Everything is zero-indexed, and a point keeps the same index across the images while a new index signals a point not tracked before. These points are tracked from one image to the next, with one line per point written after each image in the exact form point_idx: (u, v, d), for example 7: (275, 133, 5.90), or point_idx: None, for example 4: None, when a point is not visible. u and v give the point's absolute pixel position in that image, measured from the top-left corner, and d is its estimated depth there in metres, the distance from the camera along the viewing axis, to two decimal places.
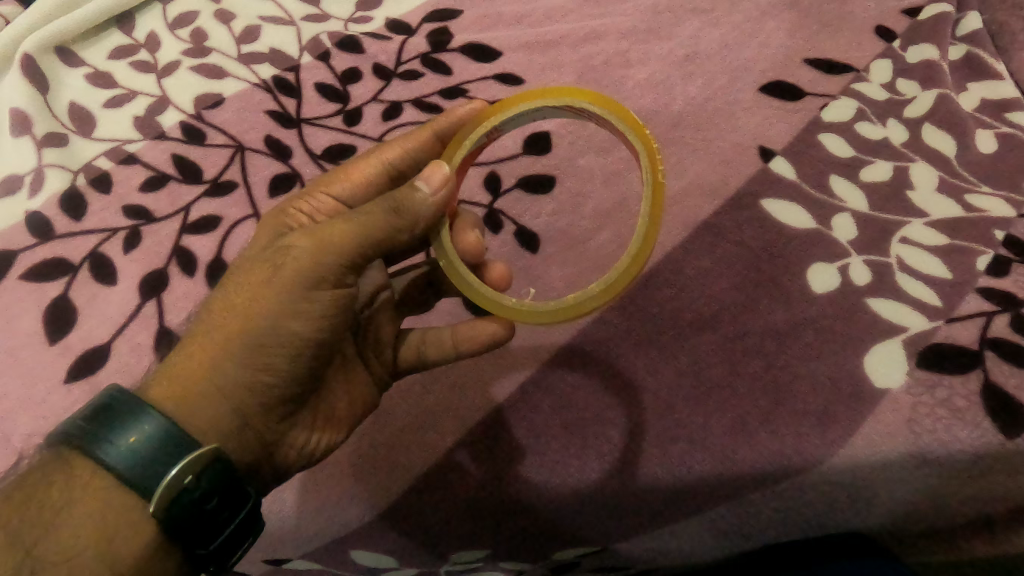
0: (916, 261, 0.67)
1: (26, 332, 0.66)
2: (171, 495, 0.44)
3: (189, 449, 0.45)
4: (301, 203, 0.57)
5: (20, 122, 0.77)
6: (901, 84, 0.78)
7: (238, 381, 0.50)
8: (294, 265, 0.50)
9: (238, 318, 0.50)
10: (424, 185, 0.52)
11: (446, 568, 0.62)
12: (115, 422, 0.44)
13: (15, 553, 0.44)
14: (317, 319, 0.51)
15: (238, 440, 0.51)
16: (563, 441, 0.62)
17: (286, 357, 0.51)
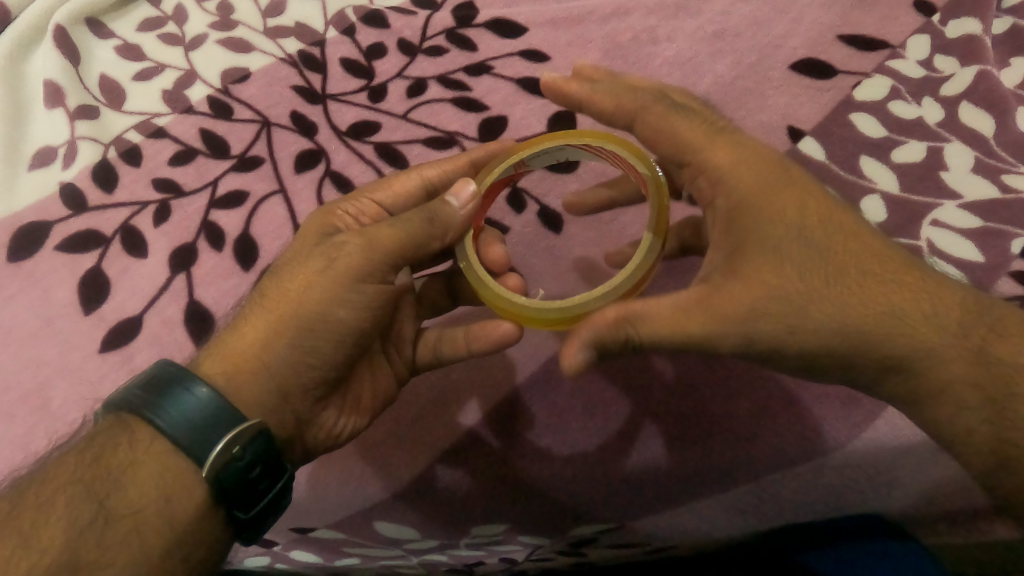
0: (947, 245, 0.66)
1: (61, 302, 0.68)
2: (222, 462, 0.46)
3: (237, 420, 0.47)
4: (346, 203, 0.57)
5: (53, 95, 0.78)
6: (938, 61, 0.76)
7: (283, 364, 0.51)
8: (345, 258, 0.52)
9: (290, 305, 0.51)
10: (454, 200, 0.53)
11: (467, 540, 0.64)
12: (170, 389, 0.46)
13: (91, 505, 0.46)
14: (362, 308, 0.52)
15: (276, 418, 0.51)
16: (583, 419, 0.63)
17: (330, 343, 0.52)
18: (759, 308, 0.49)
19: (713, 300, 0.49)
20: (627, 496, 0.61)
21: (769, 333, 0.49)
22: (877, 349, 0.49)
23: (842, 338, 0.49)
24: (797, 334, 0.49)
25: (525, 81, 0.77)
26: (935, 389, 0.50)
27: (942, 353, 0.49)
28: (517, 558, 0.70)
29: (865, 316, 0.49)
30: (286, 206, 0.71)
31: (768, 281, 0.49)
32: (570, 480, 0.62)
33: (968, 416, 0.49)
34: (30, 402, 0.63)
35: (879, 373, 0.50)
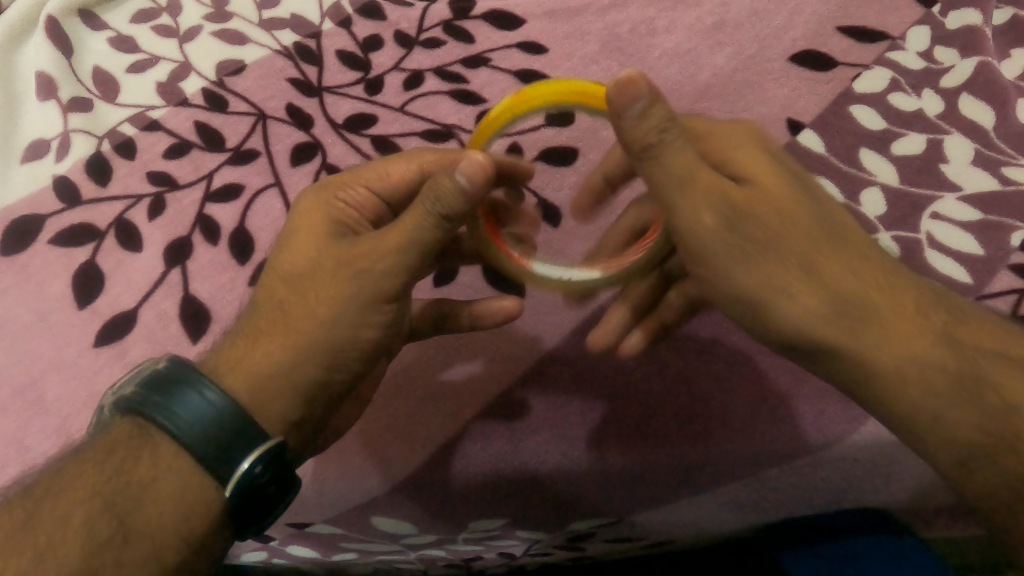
0: (947, 238, 0.65)
1: (56, 296, 0.67)
2: (245, 481, 0.45)
3: (260, 438, 0.46)
4: (344, 194, 0.56)
5: (46, 87, 0.77)
6: (938, 52, 0.75)
7: (309, 383, 0.50)
8: (374, 278, 0.50)
9: (316, 324, 0.50)
10: (464, 177, 0.48)
11: (464, 536, 0.64)
12: (189, 400, 0.45)
13: (108, 518, 0.44)
14: (386, 321, 0.51)
15: (297, 432, 0.51)
16: (582, 413, 0.62)
17: (357, 358, 0.51)
18: (736, 234, 0.48)
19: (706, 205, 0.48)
20: (627, 491, 0.61)
21: (743, 267, 0.49)
22: (837, 322, 0.48)
23: (805, 294, 0.48)
24: (760, 275, 0.49)
25: (522, 73, 0.76)
26: (896, 381, 0.48)
27: (909, 340, 0.48)
28: (515, 553, 0.70)
29: (831, 276, 0.49)
30: (282, 199, 0.71)
31: (755, 212, 0.49)
32: (570, 476, 0.61)
33: (932, 405, 0.48)
34: (24, 396, 0.63)
35: (837, 355, 0.49)
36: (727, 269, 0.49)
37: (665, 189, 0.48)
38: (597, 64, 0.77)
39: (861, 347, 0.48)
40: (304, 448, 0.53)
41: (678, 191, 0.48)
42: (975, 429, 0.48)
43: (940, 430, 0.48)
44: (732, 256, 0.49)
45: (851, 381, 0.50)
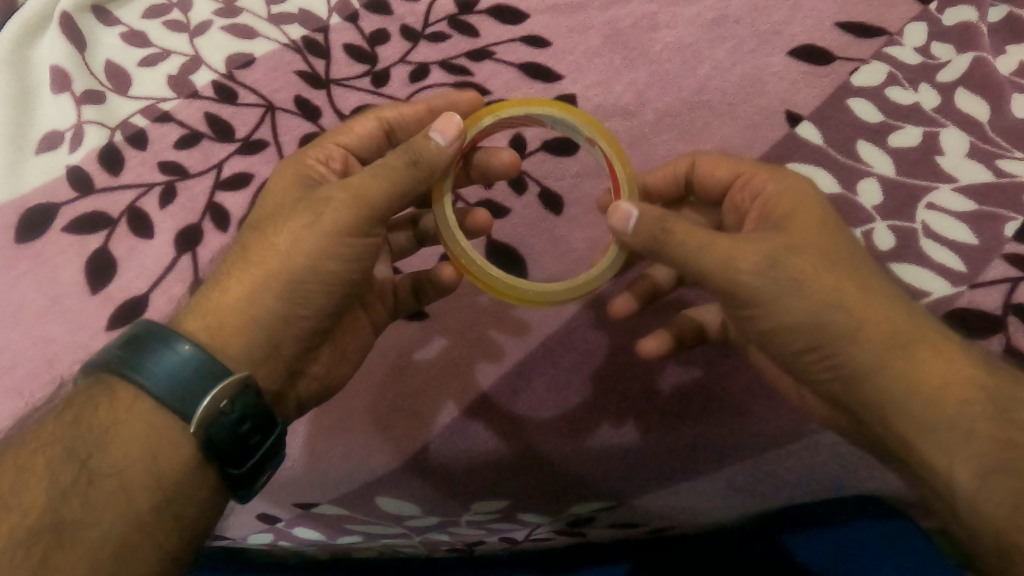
0: (942, 228, 0.67)
1: (69, 281, 0.69)
2: (210, 417, 0.47)
3: (221, 376, 0.47)
4: (313, 152, 0.58)
5: (60, 80, 0.79)
6: (935, 48, 0.77)
7: (272, 314, 0.51)
8: (332, 211, 0.51)
9: (281, 262, 0.51)
10: (439, 135, 0.51)
11: (468, 517, 0.65)
12: (148, 346, 0.47)
13: (73, 464, 0.46)
14: (352, 258, 0.52)
15: (265, 367, 0.52)
16: (582, 397, 0.64)
17: (318, 290, 0.52)
18: (787, 275, 0.49)
19: (749, 248, 0.49)
20: (627, 474, 0.63)
21: (800, 303, 0.49)
22: (891, 360, 0.48)
23: (854, 329, 0.48)
24: (819, 307, 0.49)
25: (526, 66, 0.78)
26: (934, 418, 0.47)
27: (955, 388, 0.47)
28: (517, 538, 0.71)
29: (883, 320, 0.49)
30: None
31: (816, 257, 0.49)
32: (573, 461, 0.62)
33: (962, 444, 0.46)
34: (40, 377, 0.65)
35: (878, 390, 0.48)
36: (785, 302, 0.49)
37: (696, 262, 0.50)
38: (600, 58, 0.78)
39: (904, 388, 0.47)
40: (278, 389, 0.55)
41: (708, 255, 0.49)
42: (1006, 470, 0.44)
43: (966, 469, 0.45)
44: (783, 296, 0.49)
45: (885, 420, 0.48)
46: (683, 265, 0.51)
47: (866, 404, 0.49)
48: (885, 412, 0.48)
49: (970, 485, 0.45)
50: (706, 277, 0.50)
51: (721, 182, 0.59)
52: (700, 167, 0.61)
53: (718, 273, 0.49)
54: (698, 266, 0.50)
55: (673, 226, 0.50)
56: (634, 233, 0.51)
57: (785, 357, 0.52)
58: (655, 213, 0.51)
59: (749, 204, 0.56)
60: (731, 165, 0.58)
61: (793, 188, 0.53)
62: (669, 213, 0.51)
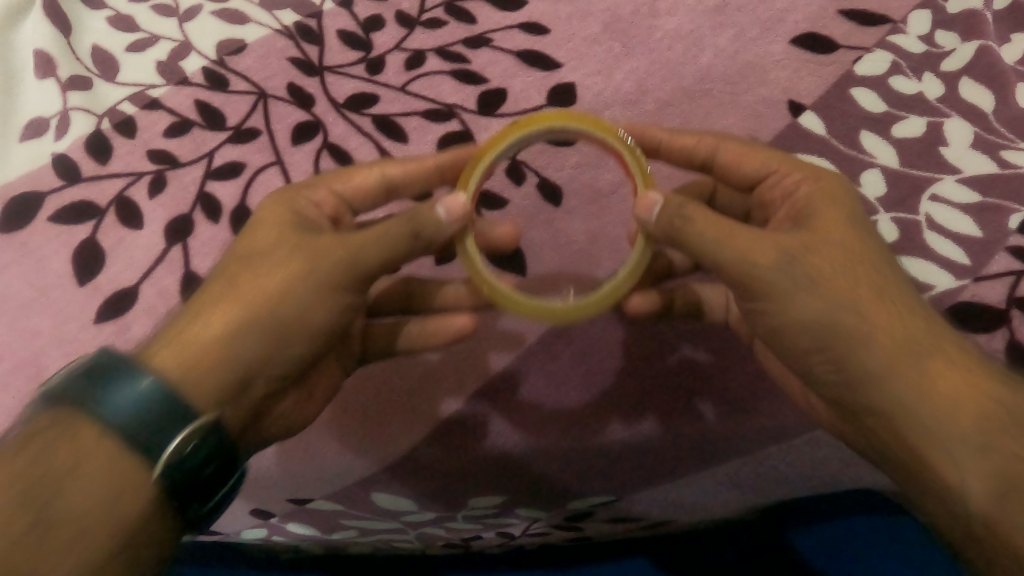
0: (946, 220, 0.66)
1: (56, 273, 0.67)
2: (173, 459, 0.46)
3: (189, 417, 0.47)
4: (306, 190, 0.57)
5: (45, 66, 0.77)
6: (939, 35, 0.76)
7: (251, 356, 0.51)
8: (329, 263, 0.51)
9: (267, 304, 0.51)
10: (445, 210, 0.52)
11: (465, 513, 0.65)
12: (116, 386, 0.46)
13: (25, 508, 0.45)
14: (338, 309, 0.52)
15: (233, 408, 0.51)
16: (582, 392, 0.62)
17: (303, 338, 0.52)
18: (798, 275, 0.49)
19: (764, 245, 0.49)
20: (628, 470, 0.62)
21: (810, 303, 0.48)
22: (901, 372, 0.47)
23: (858, 338, 0.48)
24: (833, 314, 0.48)
25: (525, 54, 0.76)
26: (947, 426, 0.46)
27: (973, 398, 0.46)
28: (513, 532, 0.70)
29: (898, 323, 0.48)
30: (283, 177, 0.71)
31: (830, 254, 0.50)
32: (570, 457, 0.62)
33: (974, 459, 0.45)
34: (26, 370, 0.64)
35: (888, 398, 0.47)
36: (797, 304, 0.49)
37: (723, 252, 0.49)
38: (600, 46, 0.76)
39: (915, 398, 0.47)
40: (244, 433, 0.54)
41: (725, 247, 0.49)
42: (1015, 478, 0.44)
43: (974, 476, 0.45)
44: (805, 295, 0.49)
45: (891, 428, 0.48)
46: (699, 254, 0.51)
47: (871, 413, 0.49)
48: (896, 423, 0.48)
49: (982, 492, 0.45)
50: (721, 269, 0.50)
51: (750, 177, 0.59)
52: (723, 157, 0.59)
53: (736, 267, 0.49)
54: (714, 255, 0.50)
55: (691, 214, 0.50)
56: (658, 220, 0.52)
57: (791, 356, 0.51)
58: (676, 201, 0.51)
59: (779, 204, 0.57)
60: (759, 161, 0.58)
61: (828, 190, 0.54)
62: (687, 200, 0.51)
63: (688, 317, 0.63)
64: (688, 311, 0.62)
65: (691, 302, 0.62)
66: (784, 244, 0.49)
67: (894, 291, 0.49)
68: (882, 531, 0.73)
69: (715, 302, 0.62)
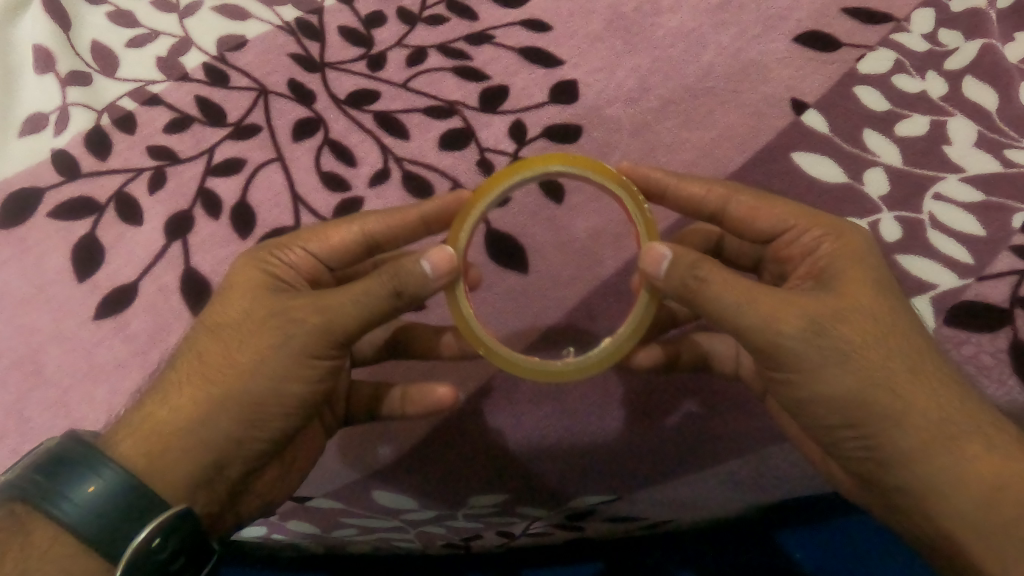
0: (949, 219, 0.66)
1: (55, 269, 0.67)
2: (140, 554, 0.45)
3: (156, 511, 0.46)
4: (280, 253, 0.55)
5: (44, 62, 0.77)
6: (942, 34, 0.75)
7: (222, 440, 0.49)
8: (299, 334, 0.49)
9: (240, 381, 0.49)
10: (429, 265, 0.49)
11: (466, 512, 0.64)
12: (78, 479, 0.45)
13: None
14: (314, 381, 0.50)
15: (207, 491, 0.50)
16: (585, 388, 0.62)
17: (277, 415, 0.50)
18: (824, 347, 0.47)
19: (789, 311, 0.47)
20: (630, 470, 0.62)
21: (839, 377, 0.47)
22: (920, 442, 0.47)
23: (886, 414, 0.47)
24: (859, 387, 0.47)
25: (526, 51, 0.76)
26: (957, 496, 0.46)
27: (997, 474, 0.46)
28: (514, 532, 0.69)
29: (917, 391, 0.47)
30: (284, 173, 0.71)
31: (851, 324, 0.47)
32: (571, 457, 0.61)
33: (999, 538, 0.45)
34: (24, 367, 0.63)
35: (912, 476, 0.47)
36: (822, 379, 0.47)
37: (741, 323, 0.47)
38: (602, 43, 0.76)
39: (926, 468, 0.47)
40: (219, 513, 0.53)
41: (750, 313, 0.47)
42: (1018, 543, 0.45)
43: (979, 542, 0.46)
44: (829, 370, 0.47)
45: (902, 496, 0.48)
46: (721, 322, 0.48)
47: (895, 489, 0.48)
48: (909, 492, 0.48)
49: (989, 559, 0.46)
50: (742, 334, 0.47)
51: (764, 232, 0.56)
52: (734, 209, 0.57)
53: (759, 335, 0.47)
54: (734, 323, 0.47)
55: (707, 274, 0.48)
56: (666, 278, 0.49)
57: (816, 428, 0.50)
58: (689, 258, 0.49)
59: (798, 262, 0.55)
60: (774, 213, 0.56)
61: (850, 247, 0.52)
62: (702, 260, 0.49)
63: (694, 369, 0.62)
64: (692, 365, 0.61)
65: (697, 355, 0.61)
66: (813, 310, 0.47)
67: (919, 362, 0.48)
68: (883, 530, 0.73)
69: (724, 355, 0.61)
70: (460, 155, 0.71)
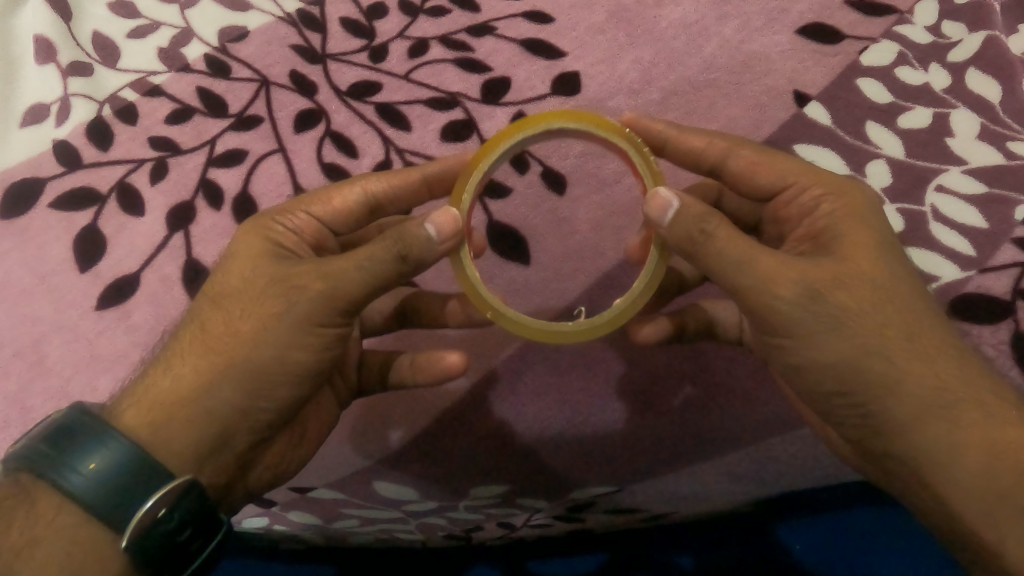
0: (952, 211, 0.66)
1: (57, 260, 0.67)
2: (147, 523, 0.45)
3: (164, 480, 0.46)
4: (281, 217, 0.55)
5: (46, 53, 0.77)
6: (946, 26, 0.75)
7: (229, 407, 0.50)
8: (305, 302, 0.49)
9: (244, 350, 0.49)
10: (433, 227, 0.49)
11: (466, 502, 0.64)
12: (83, 448, 0.45)
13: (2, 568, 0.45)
14: (319, 349, 0.50)
15: (213, 465, 0.50)
16: (586, 378, 0.62)
17: (284, 384, 0.50)
18: (822, 313, 0.47)
19: (785, 272, 0.47)
20: (631, 461, 0.62)
21: (837, 344, 0.47)
22: (918, 407, 0.47)
23: (888, 381, 0.47)
24: (861, 352, 0.47)
25: (528, 42, 0.76)
26: (955, 462, 0.46)
27: (997, 443, 0.46)
28: (515, 523, 0.70)
29: (918, 356, 0.47)
30: (286, 165, 0.71)
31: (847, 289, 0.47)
32: (574, 449, 0.61)
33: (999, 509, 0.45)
34: (26, 357, 0.63)
35: (912, 447, 0.47)
36: (818, 345, 0.47)
37: (737, 282, 0.47)
38: (604, 35, 0.76)
39: (924, 434, 0.47)
40: (228, 486, 0.53)
41: (747, 274, 0.47)
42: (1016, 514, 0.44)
43: (976, 512, 0.45)
44: (824, 335, 0.47)
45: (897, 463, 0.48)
46: (721, 277, 0.48)
47: (896, 458, 0.48)
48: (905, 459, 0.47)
49: (982, 524, 0.45)
50: (739, 294, 0.48)
51: (767, 190, 0.56)
52: (735, 163, 0.56)
53: (756, 293, 0.47)
54: (730, 281, 0.47)
55: (714, 230, 0.48)
56: (671, 228, 0.49)
57: (816, 397, 0.50)
58: (696, 210, 0.48)
59: (796, 222, 0.55)
60: (771, 170, 0.56)
61: (851, 208, 0.52)
62: (711, 214, 0.48)
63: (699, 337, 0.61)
64: (700, 331, 0.61)
65: (702, 321, 0.61)
66: (810, 275, 0.47)
67: (924, 329, 0.48)
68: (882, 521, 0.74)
69: (728, 322, 0.61)
70: (462, 147, 0.71)
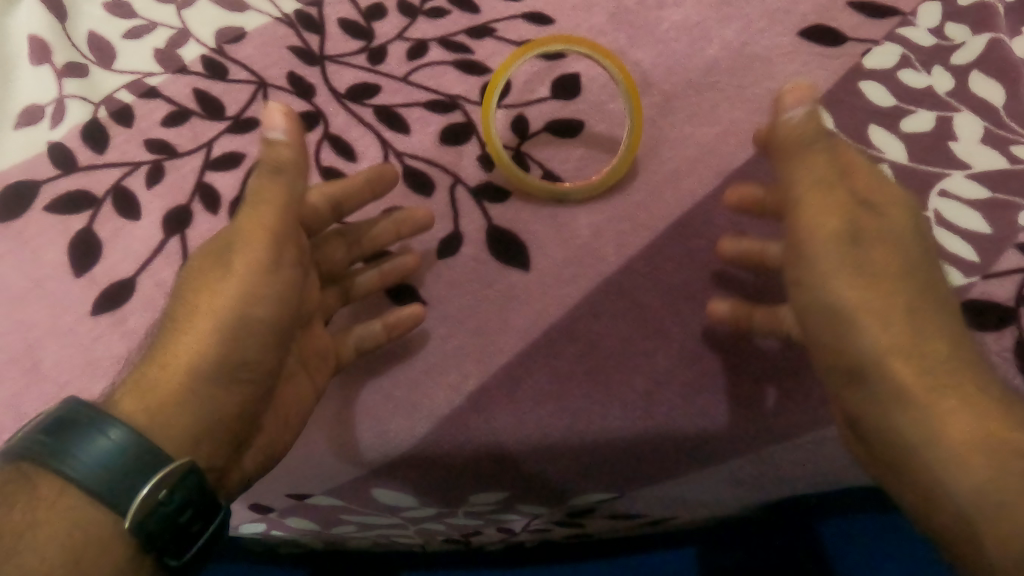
0: (955, 217, 0.65)
1: (51, 264, 0.66)
2: (149, 506, 0.45)
3: (165, 462, 0.45)
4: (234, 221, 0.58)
5: (41, 53, 0.76)
6: (950, 29, 0.75)
7: (210, 374, 0.51)
8: (255, 253, 0.52)
9: (214, 315, 0.51)
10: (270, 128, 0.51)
11: (465, 509, 0.64)
12: (83, 436, 0.44)
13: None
14: (275, 299, 0.53)
15: (209, 440, 0.51)
16: (586, 389, 0.61)
17: (254, 337, 0.53)
18: (852, 250, 0.52)
19: (826, 207, 0.53)
20: (630, 468, 0.61)
21: (845, 287, 0.52)
22: (901, 370, 0.49)
23: (886, 331, 0.50)
24: (857, 295, 0.51)
25: None
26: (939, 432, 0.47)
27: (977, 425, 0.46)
28: (514, 528, 0.69)
29: (930, 327, 0.50)
30: None
31: (874, 249, 0.52)
32: (573, 459, 0.60)
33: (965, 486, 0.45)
34: (20, 362, 0.63)
35: (886, 398, 0.49)
36: (824, 275, 0.52)
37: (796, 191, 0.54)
38: (605, 36, 0.75)
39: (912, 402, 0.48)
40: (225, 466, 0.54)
41: (810, 195, 0.53)
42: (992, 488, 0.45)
43: (959, 487, 0.46)
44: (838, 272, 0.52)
45: (896, 436, 0.49)
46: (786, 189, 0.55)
47: (870, 411, 0.51)
48: (907, 435, 0.48)
49: (952, 491, 0.46)
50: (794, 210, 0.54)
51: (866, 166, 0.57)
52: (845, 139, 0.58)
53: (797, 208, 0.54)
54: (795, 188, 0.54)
55: (807, 153, 0.54)
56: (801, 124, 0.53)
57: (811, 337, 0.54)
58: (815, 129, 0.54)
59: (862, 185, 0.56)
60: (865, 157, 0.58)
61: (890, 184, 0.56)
62: (817, 137, 0.54)
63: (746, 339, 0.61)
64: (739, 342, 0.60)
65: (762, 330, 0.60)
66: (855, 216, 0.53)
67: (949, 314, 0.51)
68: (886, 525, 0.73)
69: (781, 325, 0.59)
70: (460, 150, 0.71)
